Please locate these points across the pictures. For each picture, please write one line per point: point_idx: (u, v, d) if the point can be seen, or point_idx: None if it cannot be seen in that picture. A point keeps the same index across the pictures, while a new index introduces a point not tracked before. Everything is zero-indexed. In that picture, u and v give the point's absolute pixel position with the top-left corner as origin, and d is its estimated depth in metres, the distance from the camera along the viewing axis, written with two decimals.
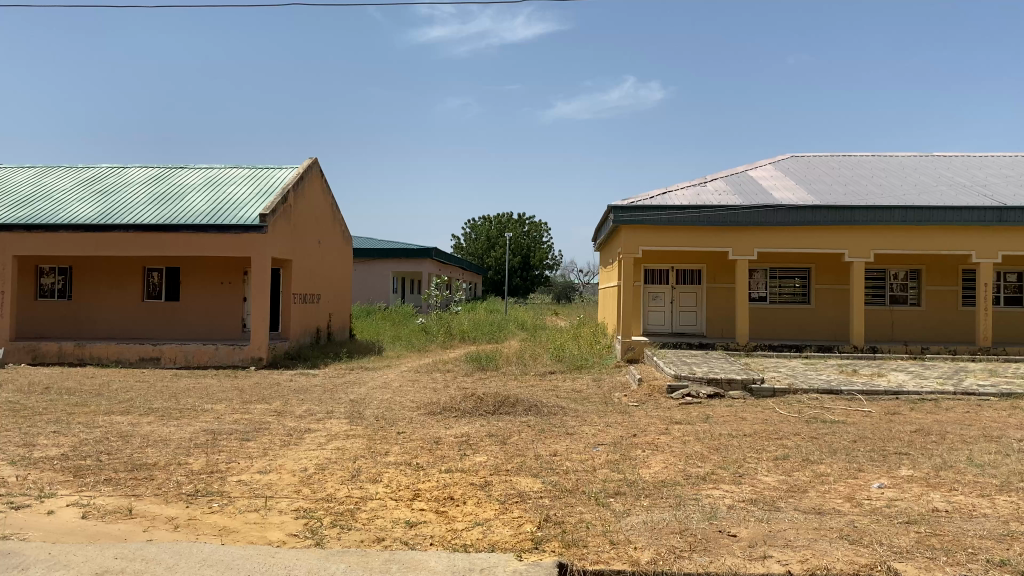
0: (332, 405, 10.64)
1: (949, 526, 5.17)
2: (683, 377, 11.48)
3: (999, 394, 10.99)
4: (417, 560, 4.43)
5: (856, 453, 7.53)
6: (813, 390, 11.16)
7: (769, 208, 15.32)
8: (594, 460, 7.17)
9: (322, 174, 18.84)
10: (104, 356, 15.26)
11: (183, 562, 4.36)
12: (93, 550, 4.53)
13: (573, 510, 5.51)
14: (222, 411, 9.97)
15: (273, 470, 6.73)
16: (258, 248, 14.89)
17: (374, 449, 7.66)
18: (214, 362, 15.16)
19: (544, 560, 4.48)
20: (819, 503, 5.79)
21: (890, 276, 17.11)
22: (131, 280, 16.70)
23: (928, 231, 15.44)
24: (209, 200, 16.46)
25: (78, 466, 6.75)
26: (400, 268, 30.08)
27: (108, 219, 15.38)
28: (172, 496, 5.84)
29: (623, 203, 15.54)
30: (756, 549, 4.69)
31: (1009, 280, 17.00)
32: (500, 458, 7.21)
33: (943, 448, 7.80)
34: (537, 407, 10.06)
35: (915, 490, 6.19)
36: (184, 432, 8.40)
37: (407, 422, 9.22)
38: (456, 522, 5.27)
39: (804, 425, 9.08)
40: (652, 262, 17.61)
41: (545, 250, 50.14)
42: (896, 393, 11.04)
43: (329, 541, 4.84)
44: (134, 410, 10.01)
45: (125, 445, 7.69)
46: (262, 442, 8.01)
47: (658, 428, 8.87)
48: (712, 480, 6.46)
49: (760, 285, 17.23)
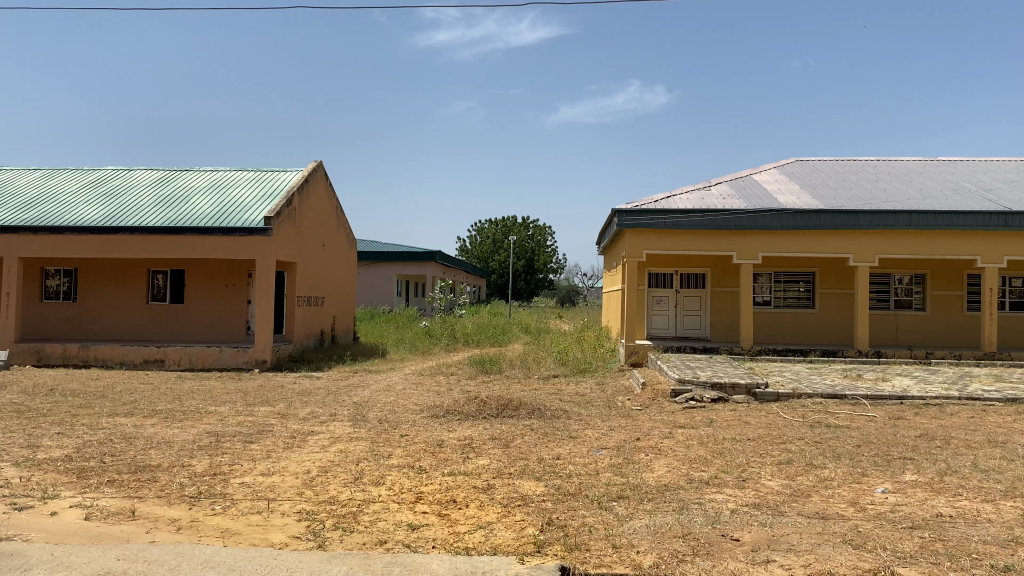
0: (335, 407, 10.62)
1: (954, 531, 5.16)
2: (686, 382, 11.40)
3: (1005, 399, 10.95)
4: (419, 563, 4.43)
5: (860, 458, 7.51)
6: (816, 394, 11.13)
7: (772, 213, 15.31)
8: (597, 464, 7.16)
9: (327, 176, 18.83)
10: (108, 358, 15.27)
11: (186, 563, 4.36)
12: (95, 552, 4.53)
13: (575, 513, 5.51)
14: (226, 413, 10.00)
15: (277, 472, 6.74)
16: (263, 250, 14.90)
17: (378, 451, 7.67)
18: (218, 364, 15.17)
19: (546, 563, 4.47)
20: (823, 507, 5.78)
21: (895, 280, 17.06)
22: (135, 282, 16.73)
23: (933, 236, 15.35)
24: (214, 202, 16.55)
25: (82, 467, 6.78)
26: (404, 270, 30.24)
27: (115, 220, 15.48)
28: (175, 497, 5.84)
29: (626, 207, 15.52)
30: (758, 553, 4.68)
31: (1015, 285, 16.94)
32: (503, 462, 7.20)
33: (948, 453, 7.80)
34: (540, 411, 10.05)
35: (919, 495, 6.18)
36: (187, 434, 8.42)
37: (410, 425, 9.24)
38: (458, 525, 5.27)
39: (808, 430, 9.08)
40: (656, 266, 17.58)
41: (550, 255, 50.00)
42: (900, 397, 11.02)
43: (330, 543, 4.85)
44: (138, 412, 10.02)
45: (128, 446, 7.71)
46: (265, 444, 8.03)
47: (661, 432, 8.87)
48: (715, 485, 6.44)
49: (764, 289, 17.24)
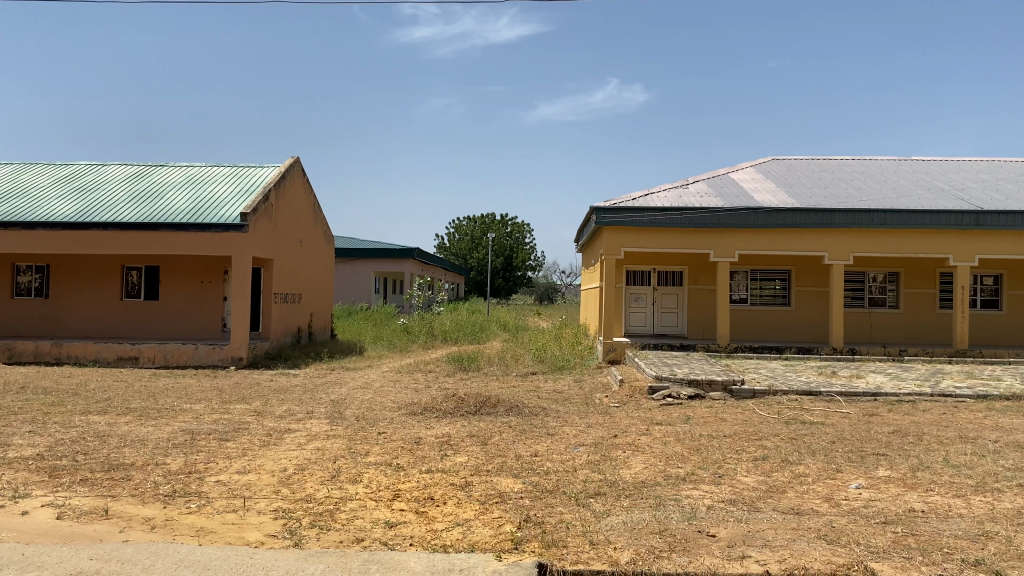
0: (312, 405, 10.56)
1: (926, 526, 5.23)
2: (663, 378, 11.47)
3: (976, 396, 11.11)
4: (397, 560, 4.42)
5: (835, 454, 7.59)
6: (792, 391, 11.22)
7: (749, 211, 15.41)
8: (575, 460, 7.19)
9: (304, 172, 18.71)
10: (81, 355, 15.10)
11: (160, 563, 4.32)
12: (67, 551, 4.47)
13: (553, 510, 5.51)
14: (202, 411, 9.90)
15: (252, 470, 6.69)
16: (238, 247, 14.77)
17: (355, 449, 7.62)
18: (193, 361, 15.02)
19: (523, 560, 4.47)
20: (798, 503, 5.83)
21: (869, 279, 17.26)
22: (109, 279, 16.53)
23: (906, 235, 15.53)
24: (190, 198, 16.37)
25: (54, 466, 6.68)
26: (383, 267, 30.04)
27: (89, 216, 15.26)
28: (149, 496, 5.79)
29: (605, 205, 15.55)
30: (734, 549, 4.72)
31: (986, 283, 17.20)
32: (481, 459, 7.20)
33: (920, 448, 7.90)
34: (518, 408, 10.06)
35: (892, 490, 6.26)
36: (162, 432, 8.33)
37: (388, 423, 9.19)
38: (436, 523, 5.26)
39: (783, 426, 9.17)
40: (634, 263, 17.64)
41: (528, 252, 49.98)
42: (874, 394, 11.15)
43: (307, 541, 4.82)
44: (112, 410, 9.89)
45: (101, 445, 7.60)
46: (241, 441, 7.97)
47: (639, 429, 8.91)
48: (692, 481, 6.48)
49: (740, 287, 17.38)
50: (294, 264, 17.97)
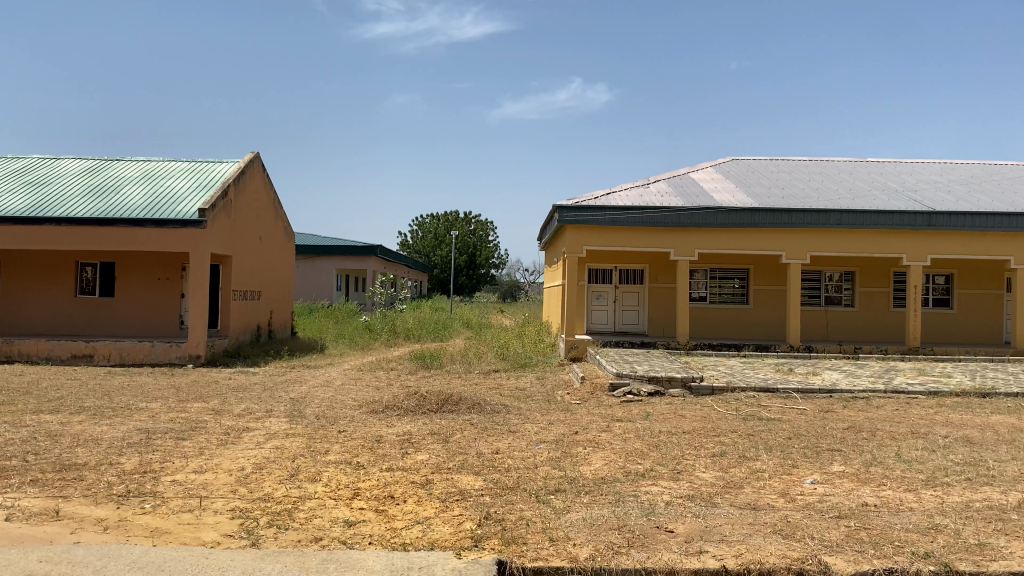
0: (271, 403, 10.44)
1: (878, 519, 5.34)
2: (624, 375, 11.57)
3: (927, 393, 11.36)
4: (356, 559, 4.39)
5: (791, 449, 7.71)
6: (750, 388, 11.38)
7: (709, 210, 15.58)
8: (536, 457, 7.21)
9: (264, 168, 18.49)
10: (33, 352, 14.75)
11: (113, 564, 4.24)
12: (15, 554, 4.37)
13: (513, 507, 5.53)
14: (157, 410, 9.73)
15: (209, 470, 6.59)
16: (196, 243, 14.56)
17: (314, 447, 7.56)
18: (149, 359, 14.76)
19: (483, 558, 4.48)
20: (755, 498, 5.91)
21: (825, 278, 17.56)
22: (62, 275, 16.18)
23: (861, 235, 15.83)
24: (146, 193, 16.07)
25: (3, 466, 6.52)
26: (345, 265, 29.80)
27: (41, 211, 14.91)
28: (102, 496, 5.68)
29: (567, 203, 15.62)
30: (692, 544, 4.77)
31: (938, 282, 17.61)
32: (442, 457, 7.19)
33: (873, 444, 8.06)
34: (479, 406, 10.06)
35: (846, 485, 6.38)
36: (116, 431, 8.16)
37: (348, 421, 9.13)
38: (396, 521, 5.24)
39: (740, 422, 9.29)
40: (596, 262, 17.73)
41: (491, 250, 49.98)
42: (830, 391, 11.35)
43: (264, 541, 4.77)
44: (64, 409, 9.68)
45: (53, 445, 7.43)
46: (198, 440, 7.84)
47: (599, 426, 8.96)
48: (651, 477, 6.54)
49: (700, 285, 17.57)
50: (253, 261, 17.75)
